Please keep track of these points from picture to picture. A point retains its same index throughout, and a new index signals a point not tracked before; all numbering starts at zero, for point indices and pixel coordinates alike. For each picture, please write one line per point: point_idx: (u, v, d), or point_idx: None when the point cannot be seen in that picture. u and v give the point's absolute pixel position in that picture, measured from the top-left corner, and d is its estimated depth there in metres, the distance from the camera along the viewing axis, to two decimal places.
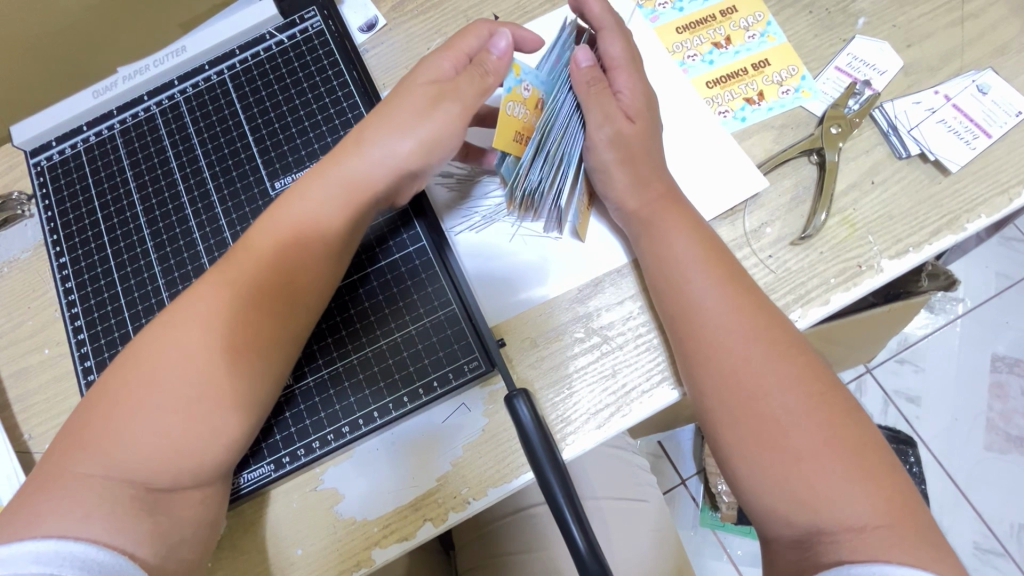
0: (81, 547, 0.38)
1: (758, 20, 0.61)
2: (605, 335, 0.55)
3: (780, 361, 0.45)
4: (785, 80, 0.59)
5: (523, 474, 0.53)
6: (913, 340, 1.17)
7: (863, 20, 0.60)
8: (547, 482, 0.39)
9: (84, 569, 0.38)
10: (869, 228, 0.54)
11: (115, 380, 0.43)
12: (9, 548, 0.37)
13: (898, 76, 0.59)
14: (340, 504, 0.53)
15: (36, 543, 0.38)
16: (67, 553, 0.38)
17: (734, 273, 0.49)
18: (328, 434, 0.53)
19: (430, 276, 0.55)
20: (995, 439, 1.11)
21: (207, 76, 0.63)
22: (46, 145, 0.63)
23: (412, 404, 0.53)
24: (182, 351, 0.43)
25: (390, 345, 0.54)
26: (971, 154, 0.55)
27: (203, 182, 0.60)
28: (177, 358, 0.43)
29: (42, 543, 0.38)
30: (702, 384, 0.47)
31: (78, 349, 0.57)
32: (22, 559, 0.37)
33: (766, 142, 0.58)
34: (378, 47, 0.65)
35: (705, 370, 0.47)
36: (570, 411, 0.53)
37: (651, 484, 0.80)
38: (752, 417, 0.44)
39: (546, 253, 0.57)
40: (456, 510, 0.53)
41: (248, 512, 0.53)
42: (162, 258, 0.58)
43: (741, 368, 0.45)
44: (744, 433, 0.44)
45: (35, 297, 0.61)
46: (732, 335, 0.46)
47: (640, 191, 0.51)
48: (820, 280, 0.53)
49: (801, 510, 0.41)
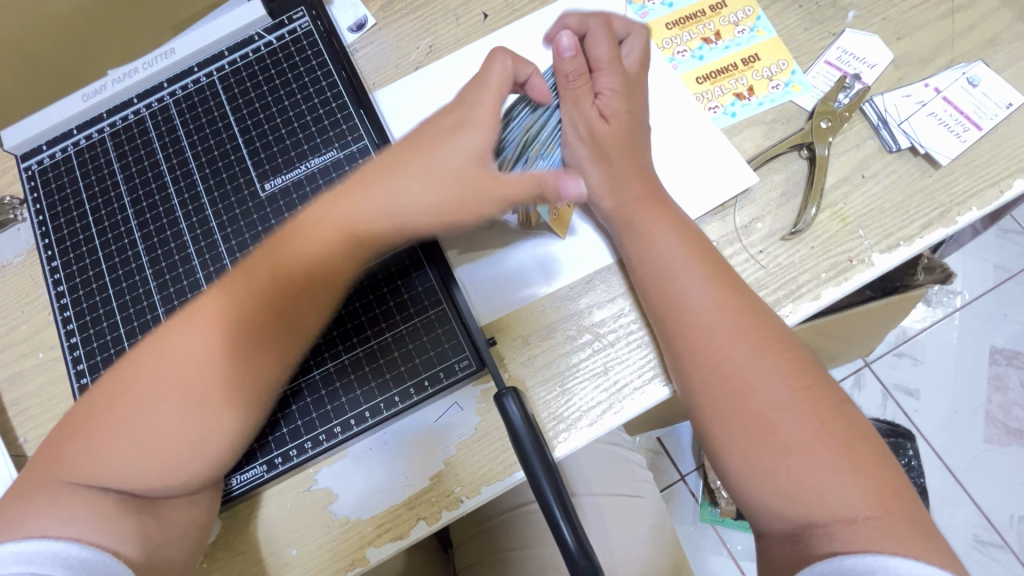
0: (65, 545, 0.40)
1: (748, 15, 0.61)
2: (597, 333, 0.55)
3: (768, 357, 0.45)
4: (775, 75, 0.59)
5: (516, 472, 0.53)
6: (911, 333, 1.16)
7: (853, 14, 0.60)
8: (537, 478, 0.40)
9: (68, 568, 0.39)
10: (861, 221, 0.54)
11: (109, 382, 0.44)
12: None
13: (888, 69, 0.58)
14: (334, 504, 0.53)
15: (20, 543, 0.39)
16: (53, 553, 0.39)
17: (722, 269, 0.49)
18: (320, 434, 0.53)
19: (420, 275, 0.55)
20: (994, 432, 1.11)
21: (197, 78, 0.63)
22: (37, 149, 0.63)
23: (404, 403, 0.53)
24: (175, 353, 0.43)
25: (381, 345, 0.54)
26: (962, 147, 0.55)
27: (194, 185, 0.60)
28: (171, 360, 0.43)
29: (24, 543, 0.39)
30: (690, 379, 0.47)
31: (71, 352, 0.57)
32: (5, 559, 0.38)
33: (756, 137, 0.58)
34: (367, 47, 0.65)
35: (694, 367, 0.47)
36: (563, 409, 0.53)
37: (647, 480, 0.81)
38: (739, 412, 0.44)
39: (541, 253, 0.57)
40: (449, 508, 0.53)
41: (243, 513, 0.53)
42: (154, 261, 0.58)
43: (729, 364, 0.45)
44: (732, 427, 0.44)
45: (29, 301, 0.61)
46: (720, 331, 0.46)
47: (625, 186, 0.52)
48: (811, 275, 0.53)
49: (790, 504, 0.42)
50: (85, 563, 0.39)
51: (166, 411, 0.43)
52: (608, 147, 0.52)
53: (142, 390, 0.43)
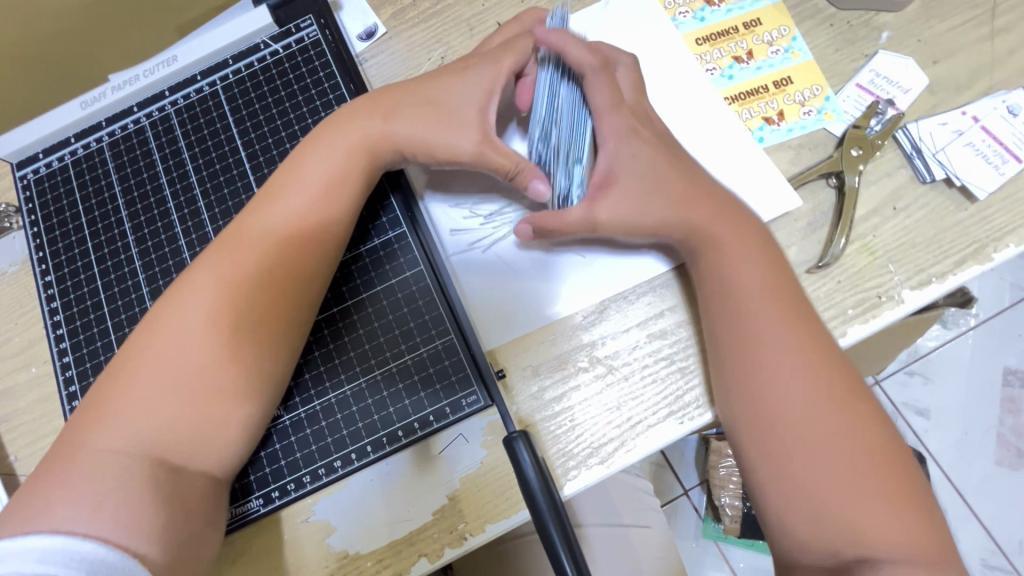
0: (91, 546, 0.35)
1: (783, 35, 0.58)
2: (610, 365, 0.53)
3: (811, 399, 0.42)
4: (808, 100, 0.56)
5: (522, 510, 0.51)
6: (924, 352, 1.13)
7: (887, 35, 0.57)
8: (545, 524, 0.38)
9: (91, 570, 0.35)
10: (890, 255, 0.52)
11: (106, 412, 0.41)
12: (16, 539, 0.34)
13: (923, 94, 0.56)
14: (332, 537, 0.51)
15: (43, 538, 0.35)
16: (77, 553, 0.35)
17: (763, 309, 0.46)
18: (320, 468, 0.52)
19: (428, 303, 0.54)
20: (1006, 455, 1.08)
21: (200, 87, 0.61)
22: (33, 157, 0.61)
23: (406, 439, 0.52)
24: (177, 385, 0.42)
25: (386, 374, 0.53)
26: (1000, 180, 0.52)
27: (194, 200, 0.58)
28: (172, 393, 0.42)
29: (49, 538, 0.35)
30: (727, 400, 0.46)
31: (63, 371, 0.55)
32: (27, 555, 0.34)
33: (782, 163, 0.55)
34: (378, 57, 0.62)
35: (734, 386, 0.45)
36: (573, 444, 0.51)
37: (654, 508, 0.79)
38: (758, 459, 0.43)
39: (559, 266, 0.54)
40: (452, 546, 0.51)
41: (238, 543, 0.51)
42: (150, 278, 0.56)
43: (766, 394, 0.43)
44: (755, 474, 0.43)
45: (21, 314, 0.58)
46: (770, 357, 0.44)
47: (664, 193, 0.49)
48: (837, 311, 0.51)
49: (820, 557, 0.40)
50: (110, 567, 0.35)
51: (175, 441, 0.42)
52: (643, 185, 0.49)
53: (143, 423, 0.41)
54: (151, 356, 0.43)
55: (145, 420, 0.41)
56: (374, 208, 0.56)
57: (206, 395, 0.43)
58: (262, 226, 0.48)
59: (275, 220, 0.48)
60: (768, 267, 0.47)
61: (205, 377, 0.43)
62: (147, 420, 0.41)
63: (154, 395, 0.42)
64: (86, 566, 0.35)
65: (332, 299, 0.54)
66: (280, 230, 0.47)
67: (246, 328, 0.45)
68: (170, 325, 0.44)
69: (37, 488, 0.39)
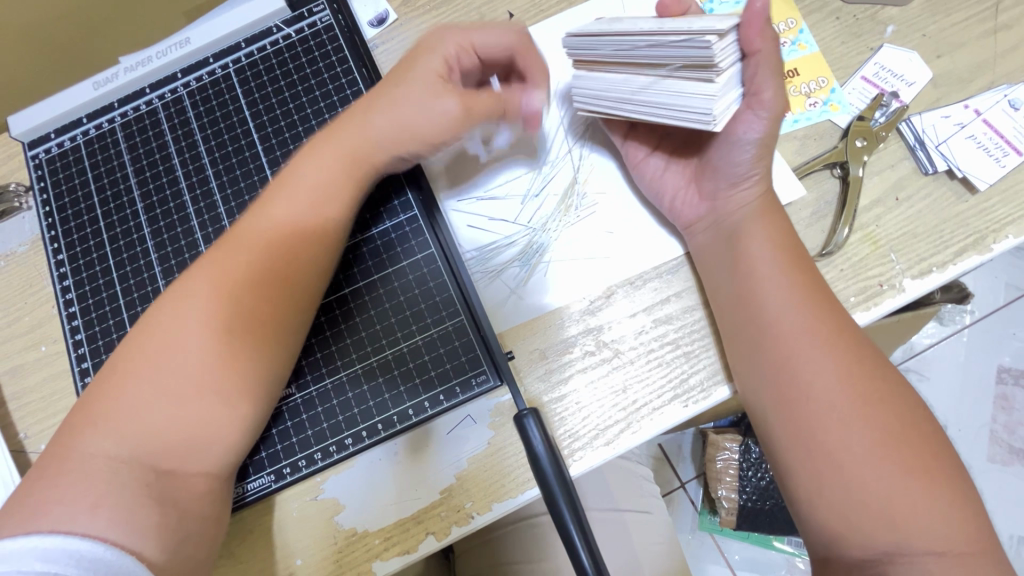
0: (88, 544, 0.36)
1: (791, 27, 0.59)
2: (616, 349, 0.53)
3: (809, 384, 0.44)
4: (814, 92, 0.57)
5: (529, 489, 0.52)
6: (919, 348, 1.15)
7: (892, 29, 0.58)
8: (553, 495, 0.40)
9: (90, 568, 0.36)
10: (892, 245, 0.53)
11: (127, 391, 0.43)
12: (13, 541, 0.35)
13: (926, 88, 0.57)
14: (341, 514, 0.52)
15: (42, 538, 0.36)
16: (74, 550, 0.36)
17: (779, 288, 0.47)
18: (331, 446, 0.53)
19: (439, 285, 0.54)
20: (998, 451, 1.10)
21: (212, 70, 0.61)
22: (44, 137, 0.61)
23: (417, 417, 0.52)
24: (193, 363, 0.44)
25: (396, 355, 0.53)
26: (1001, 172, 0.53)
27: (206, 180, 0.58)
28: (188, 371, 0.43)
29: (46, 537, 0.36)
30: None
31: (75, 350, 0.56)
32: (26, 555, 0.35)
33: (787, 153, 0.56)
34: (389, 43, 0.62)
35: None
36: (579, 426, 0.52)
37: (654, 495, 0.80)
38: (780, 429, 0.46)
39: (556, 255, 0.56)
40: (459, 524, 0.51)
41: (249, 520, 0.52)
42: (162, 257, 0.57)
43: None
44: (780, 447, 0.46)
45: (33, 293, 0.59)
46: None
47: None
48: (840, 298, 0.52)
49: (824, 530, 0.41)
50: (108, 564, 0.36)
51: (190, 421, 0.43)
52: None
53: (163, 399, 0.43)
54: (170, 336, 0.44)
55: (165, 398, 0.43)
56: (385, 191, 0.56)
57: (219, 372, 0.44)
58: (280, 210, 0.49)
59: (295, 206, 0.49)
60: (759, 264, 0.48)
61: (220, 358, 0.44)
62: (167, 399, 0.43)
63: (172, 377, 0.43)
64: (82, 564, 0.36)
65: (343, 279, 0.55)
66: (298, 214, 0.49)
67: (263, 311, 0.46)
68: (189, 305, 0.45)
69: (64, 462, 0.41)
